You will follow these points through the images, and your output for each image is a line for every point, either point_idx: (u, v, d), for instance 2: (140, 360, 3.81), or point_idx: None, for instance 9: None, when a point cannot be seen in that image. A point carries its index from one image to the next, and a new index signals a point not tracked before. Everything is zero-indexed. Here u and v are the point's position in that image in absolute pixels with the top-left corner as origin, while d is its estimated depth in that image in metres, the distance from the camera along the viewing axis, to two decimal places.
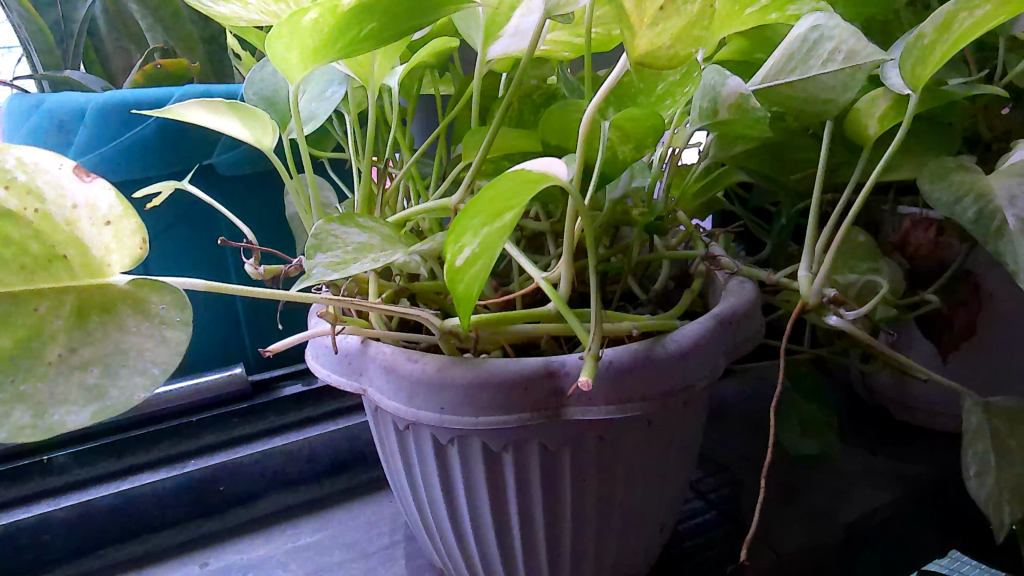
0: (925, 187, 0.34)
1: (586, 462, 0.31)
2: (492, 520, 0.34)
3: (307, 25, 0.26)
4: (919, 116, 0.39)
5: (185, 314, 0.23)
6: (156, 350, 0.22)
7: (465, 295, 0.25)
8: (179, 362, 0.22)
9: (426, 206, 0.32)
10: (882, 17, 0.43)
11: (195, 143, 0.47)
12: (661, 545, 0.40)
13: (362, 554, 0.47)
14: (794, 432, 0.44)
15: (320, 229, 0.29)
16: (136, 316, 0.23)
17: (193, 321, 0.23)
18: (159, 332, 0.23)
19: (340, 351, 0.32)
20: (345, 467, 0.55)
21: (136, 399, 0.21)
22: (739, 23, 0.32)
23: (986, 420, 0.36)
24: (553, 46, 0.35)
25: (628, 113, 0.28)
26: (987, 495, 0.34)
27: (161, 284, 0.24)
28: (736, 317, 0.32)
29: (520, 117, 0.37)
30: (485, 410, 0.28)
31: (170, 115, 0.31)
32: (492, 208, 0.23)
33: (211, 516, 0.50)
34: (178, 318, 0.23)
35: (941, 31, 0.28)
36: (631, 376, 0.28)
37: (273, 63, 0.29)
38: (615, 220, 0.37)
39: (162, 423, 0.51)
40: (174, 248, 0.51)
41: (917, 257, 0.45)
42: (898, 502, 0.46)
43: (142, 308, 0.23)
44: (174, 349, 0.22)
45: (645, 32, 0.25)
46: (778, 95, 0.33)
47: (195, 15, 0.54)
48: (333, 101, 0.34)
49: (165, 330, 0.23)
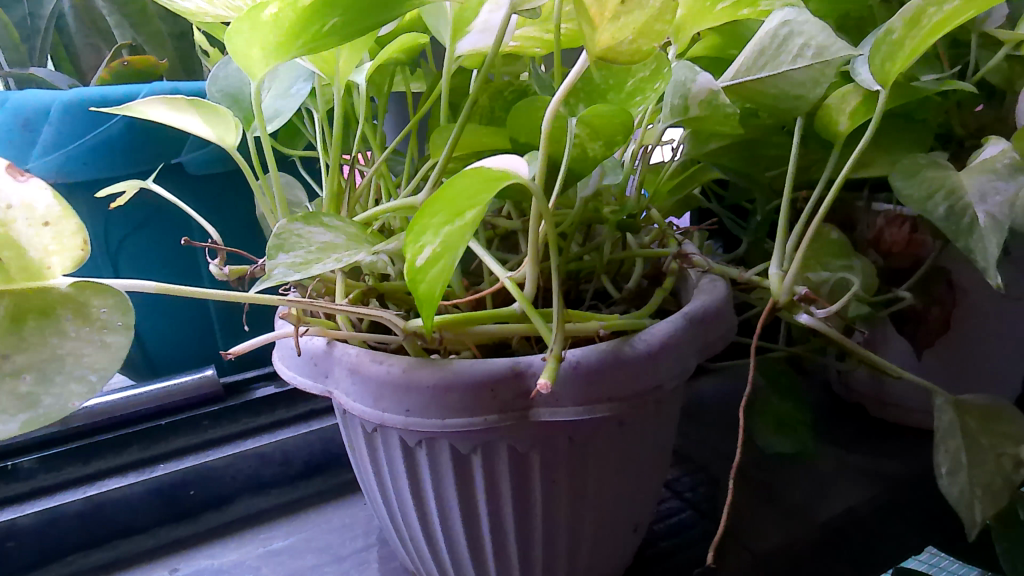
0: (896, 183, 0.34)
1: (556, 462, 0.31)
2: (462, 522, 0.33)
3: (268, 20, 0.26)
4: (894, 112, 0.39)
5: (127, 318, 0.22)
6: (95, 355, 0.22)
7: (428, 294, 0.25)
8: (118, 368, 0.22)
9: (392, 205, 0.32)
10: (857, 14, 0.42)
11: (163, 142, 0.46)
12: (636, 545, 0.39)
13: (336, 558, 0.46)
14: (769, 430, 0.44)
15: (283, 229, 0.29)
16: (76, 321, 0.22)
17: (135, 325, 0.22)
18: (99, 337, 0.22)
19: (305, 352, 0.31)
20: (320, 470, 0.54)
21: (71, 407, 0.21)
22: (712, 19, 0.33)
23: (957, 419, 0.35)
24: (523, 42, 0.34)
25: (597, 109, 0.27)
26: (959, 493, 0.34)
27: (106, 285, 0.23)
28: (707, 316, 0.31)
29: (490, 113, 0.37)
30: (451, 413, 0.28)
31: (129, 112, 0.31)
32: (453, 207, 0.23)
33: (183, 521, 0.50)
34: (120, 322, 0.22)
35: (910, 26, 0.28)
36: (599, 376, 0.28)
37: (234, 59, 0.29)
38: (587, 218, 0.37)
39: (131, 426, 0.50)
40: (144, 249, 0.50)
41: (892, 253, 0.44)
42: (875, 498, 0.46)
43: (83, 312, 0.22)
44: (115, 355, 0.22)
45: (607, 26, 0.25)
46: (749, 91, 0.32)
47: (164, 12, 0.53)
48: (298, 97, 0.34)
49: (105, 334, 0.22)
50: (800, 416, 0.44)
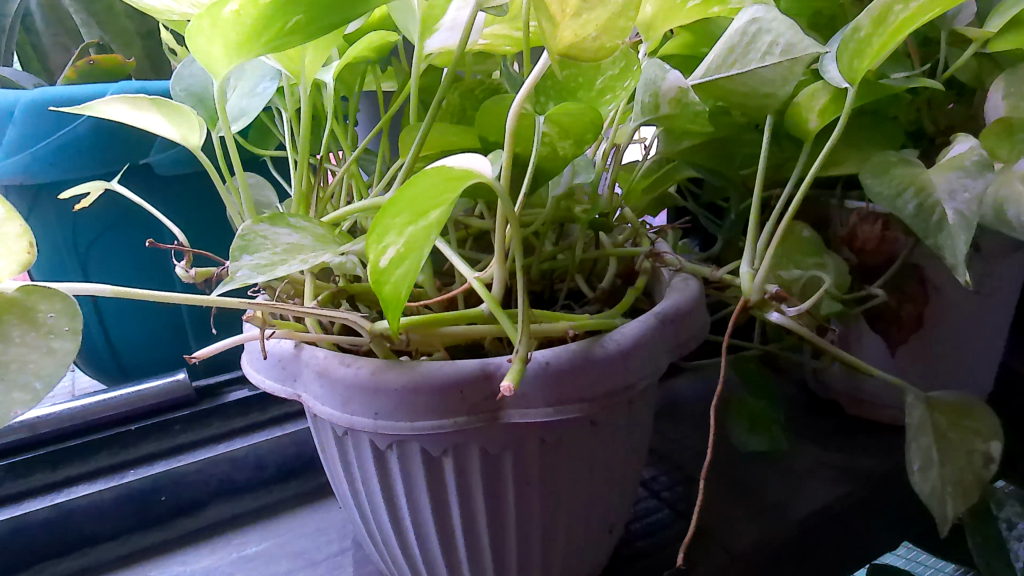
0: (866, 181, 0.34)
1: (528, 464, 0.31)
2: (435, 526, 0.33)
3: (229, 17, 0.25)
4: (864, 110, 0.39)
5: (74, 322, 0.22)
6: (41, 361, 0.21)
7: (393, 297, 0.24)
8: (64, 375, 0.21)
9: (360, 204, 0.31)
10: (829, 12, 0.42)
11: (131, 143, 0.46)
12: (611, 545, 0.39)
13: (310, 562, 0.45)
14: (743, 428, 0.44)
15: (248, 229, 0.29)
16: (22, 326, 0.22)
17: (83, 330, 0.22)
18: (44, 342, 0.22)
19: (273, 356, 0.31)
20: (294, 474, 0.54)
21: (13, 414, 0.20)
22: (683, 17, 0.33)
23: (928, 416, 0.36)
24: (493, 41, 0.34)
25: (565, 108, 0.27)
26: (931, 490, 0.34)
27: (52, 289, 0.22)
28: (678, 315, 0.31)
29: (461, 112, 0.36)
30: (420, 415, 0.27)
31: (89, 112, 0.30)
32: (415, 207, 0.22)
33: (154, 527, 0.49)
34: (67, 327, 0.22)
35: (877, 23, 0.28)
36: (569, 378, 0.28)
37: (195, 57, 0.28)
38: (559, 217, 0.36)
39: (100, 432, 0.50)
40: (112, 253, 0.49)
41: (864, 251, 0.44)
42: (850, 494, 0.46)
43: (29, 317, 0.22)
44: (61, 361, 0.22)
45: (570, 23, 0.25)
46: (719, 89, 0.32)
47: (131, 10, 0.52)
48: (264, 96, 0.33)
49: (51, 340, 0.22)
50: (774, 414, 0.44)
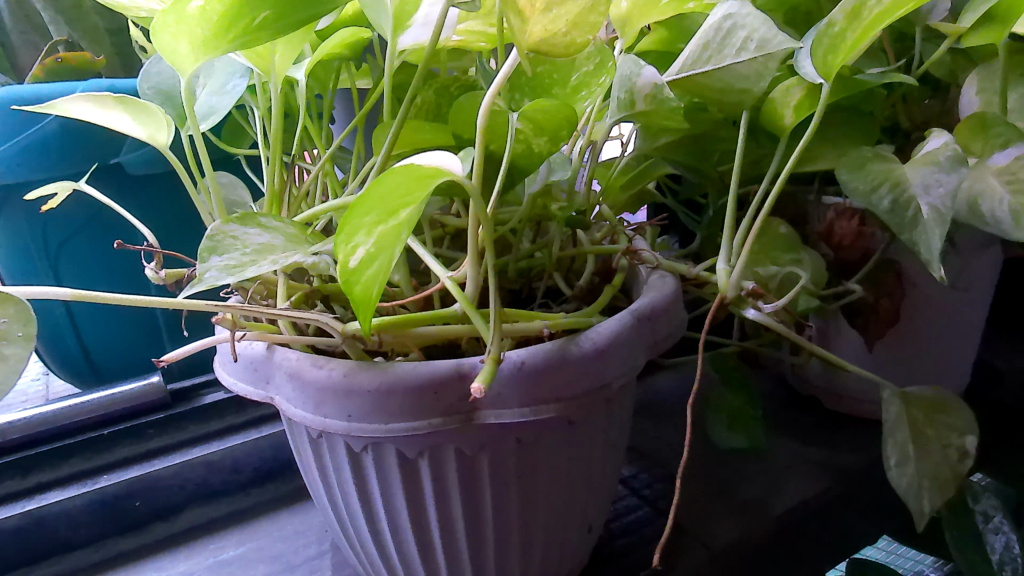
0: (842, 177, 0.34)
1: (505, 464, 0.30)
2: (412, 528, 0.33)
3: (194, 12, 0.24)
4: (839, 105, 0.39)
5: (28, 329, 0.22)
6: None
7: (364, 297, 0.24)
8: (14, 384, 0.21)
9: (332, 204, 0.31)
10: (805, 7, 0.42)
11: (101, 142, 0.45)
12: (591, 544, 0.39)
13: (288, 566, 0.45)
14: (722, 425, 0.44)
15: (217, 230, 0.28)
16: None
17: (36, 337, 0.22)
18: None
19: (245, 358, 0.30)
20: (271, 477, 0.53)
21: None
22: (659, 13, 0.33)
23: (904, 411, 0.35)
24: (467, 37, 0.34)
25: (539, 104, 0.27)
26: (908, 484, 0.34)
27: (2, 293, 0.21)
28: (655, 313, 0.31)
29: (437, 110, 0.36)
30: (394, 417, 0.27)
31: (53, 110, 0.29)
32: (384, 205, 0.22)
33: (129, 533, 0.48)
34: (20, 333, 0.21)
35: (851, 18, 0.28)
36: (545, 377, 0.27)
37: (160, 53, 0.27)
38: (535, 215, 0.36)
39: (72, 437, 0.48)
40: (83, 256, 0.48)
41: (842, 247, 0.44)
42: (829, 490, 0.46)
43: None
44: (12, 368, 0.21)
45: (539, 19, 0.24)
46: (695, 85, 0.32)
47: (100, 7, 0.51)
48: (234, 94, 0.33)
49: (3, 347, 0.21)
50: (752, 411, 0.44)
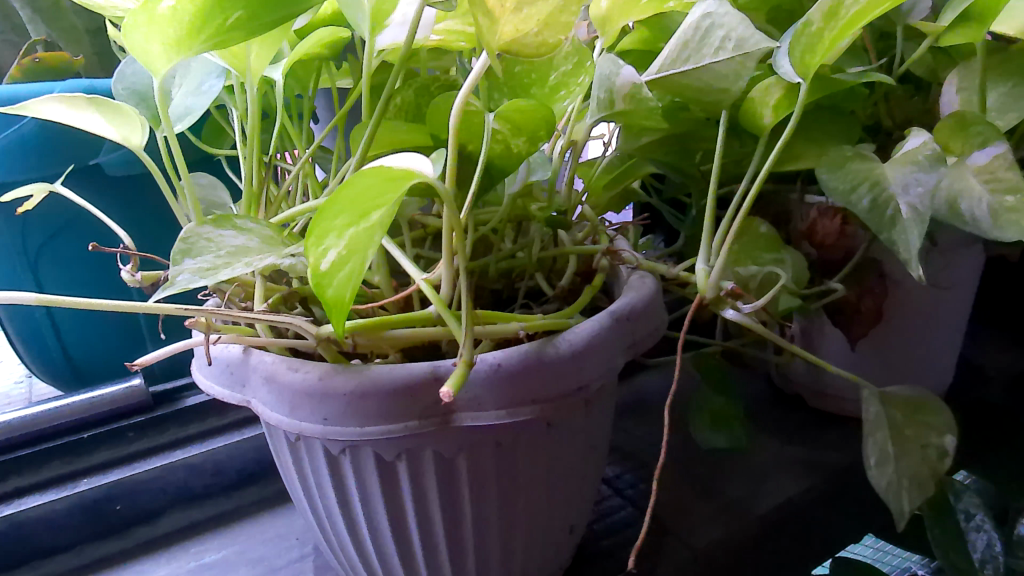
0: (823, 176, 0.34)
1: (484, 466, 0.30)
2: (391, 530, 0.33)
3: (165, 13, 0.24)
4: (820, 104, 0.38)
5: None
6: None
7: (336, 301, 0.23)
8: None
9: (309, 205, 0.31)
10: (788, 6, 0.42)
11: (79, 144, 0.44)
12: (573, 545, 0.39)
13: (269, 570, 0.45)
14: (704, 425, 0.44)
15: (191, 232, 0.28)
16: None
17: None
18: None
19: (221, 362, 0.30)
20: (254, 479, 0.53)
21: None
22: (640, 11, 0.32)
23: (884, 411, 0.35)
24: (446, 36, 0.33)
25: (515, 104, 0.27)
26: (888, 483, 0.34)
27: None
28: (634, 314, 0.31)
29: (416, 109, 0.36)
30: (369, 420, 0.27)
31: (24, 111, 0.29)
32: (355, 207, 0.22)
33: (110, 537, 0.48)
34: None
35: (828, 18, 0.28)
36: (522, 378, 0.27)
37: (131, 53, 0.27)
38: (516, 215, 0.36)
39: (52, 441, 0.48)
40: (63, 258, 0.48)
41: (824, 245, 0.44)
42: (811, 489, 0.46)
43: None
44: None
45: (510, 18, 0.24)
46: (673, 85, 0.32)
47: (79, 7, 0.51)
48: (210, 95, 0.32)
49: None
50: (734, 411, 0.44)
